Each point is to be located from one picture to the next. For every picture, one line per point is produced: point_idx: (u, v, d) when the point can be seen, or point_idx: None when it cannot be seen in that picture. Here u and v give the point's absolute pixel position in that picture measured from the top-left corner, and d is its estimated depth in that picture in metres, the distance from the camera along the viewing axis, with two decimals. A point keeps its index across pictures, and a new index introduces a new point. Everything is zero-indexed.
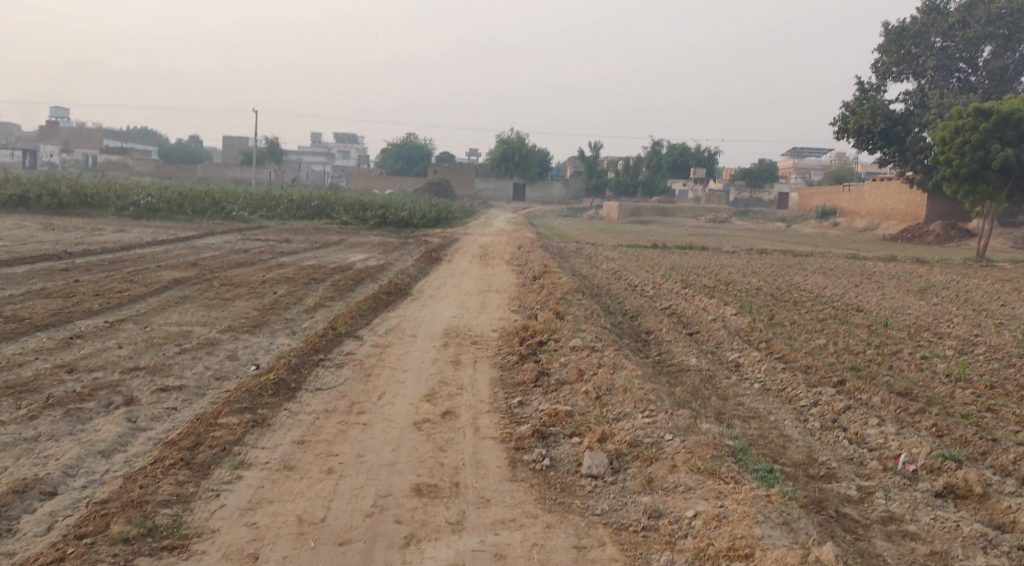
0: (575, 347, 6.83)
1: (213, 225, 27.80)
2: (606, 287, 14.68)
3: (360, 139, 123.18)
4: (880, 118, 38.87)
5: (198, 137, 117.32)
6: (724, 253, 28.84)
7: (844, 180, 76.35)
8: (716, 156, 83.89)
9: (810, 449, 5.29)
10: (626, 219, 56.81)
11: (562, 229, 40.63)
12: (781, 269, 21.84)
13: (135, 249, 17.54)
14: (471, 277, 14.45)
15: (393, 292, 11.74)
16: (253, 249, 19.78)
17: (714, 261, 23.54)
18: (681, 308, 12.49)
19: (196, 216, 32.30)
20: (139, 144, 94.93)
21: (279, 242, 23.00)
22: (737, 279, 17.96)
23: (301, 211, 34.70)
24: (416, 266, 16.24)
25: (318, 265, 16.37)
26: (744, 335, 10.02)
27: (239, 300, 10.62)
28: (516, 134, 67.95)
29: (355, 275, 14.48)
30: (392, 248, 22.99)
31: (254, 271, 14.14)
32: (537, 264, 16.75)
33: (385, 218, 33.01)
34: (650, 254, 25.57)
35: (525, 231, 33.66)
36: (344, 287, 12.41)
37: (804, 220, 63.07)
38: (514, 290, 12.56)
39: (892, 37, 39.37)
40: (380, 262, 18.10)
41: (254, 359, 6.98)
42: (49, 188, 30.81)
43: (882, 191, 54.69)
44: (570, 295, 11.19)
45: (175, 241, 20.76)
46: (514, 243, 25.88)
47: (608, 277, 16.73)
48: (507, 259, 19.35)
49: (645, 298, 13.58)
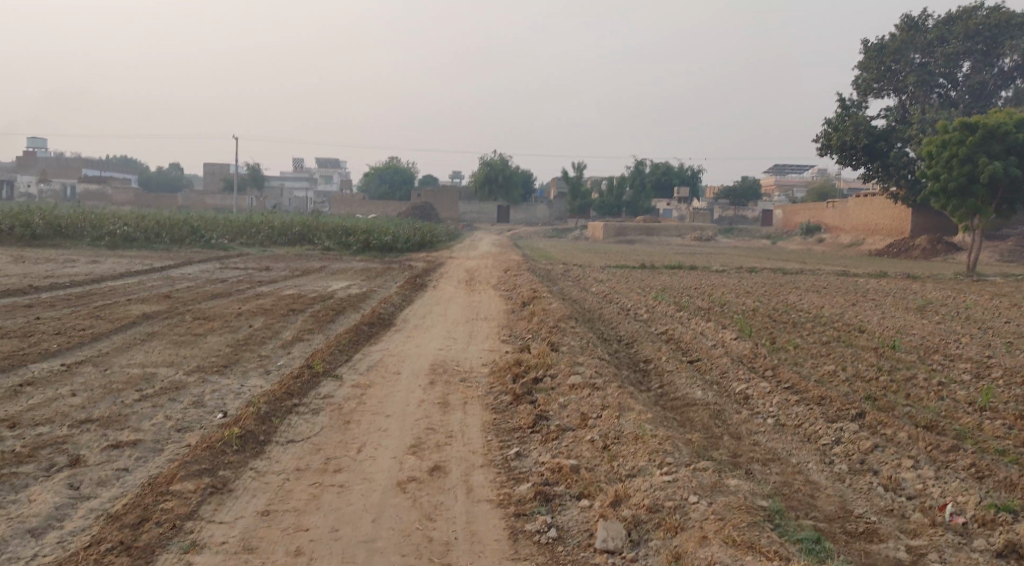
0: (575, 385, 6.25)
1: (191, 254, 27.13)
2: (598, 313, 14.15)
3: (342, 164, 122.69)
4: (863, 134, 38.78)
5: (178, 165, 116.50)
6: (713, 272, 28.41)
7: (827, 196, 76.50)
8: (699, 175, 84.02)
9: (844, 500, 4.75)
10: (612, 239, 56.49)
11: (548, 251, 40.19)
12: (774, 288, 21.39)
13: (107, 281, 16.86)
14: (458, 304, 13.88)
15: (376, 323, 11.13)
16: (231, 278, 19.13)
17: (705, 281, 23.10)
18: (678, 334, 11.93)
19: (175, 244, 31.59)
20: (118, 173, 93.95)
21: (259, 271, 22.37)
22: (731, 300, 17.49)
23: (282, 237, 34.05)
24: (400, 293, 15.67)
25: (298, 294, 15.75)
26: (748, 363, 9.46)
27: (211, 335, 9.97)
28: (500, 156, 67.73)
29: (337, 305, 13.87)
30: (376, 274, 22.40)
31: (229, 302, 13.51)
32: (525, 289, 16.20)
33: (368, 243, 32.41)
34: (639, 275, 25.09)
35: (511, 254, 33.18)
36: (325, 318, 11.79)
37: (790, 236, 63.00)
38: (504, 318, 11.98)
39: (872, 54, 39.42)
40: (363, 289, 17.51)
41: (222, 406, 6.34)
42: (21, 219, 30.04)
43: (866, 207, 54.71)
44: (562, 323, 10.61)
45: (150, 271, 20.08)
46: (500, 266, 25.36)
47: (599, 301, 16.22)
48: (494, 283, 18.79)
49: (639, 324, 13.05)
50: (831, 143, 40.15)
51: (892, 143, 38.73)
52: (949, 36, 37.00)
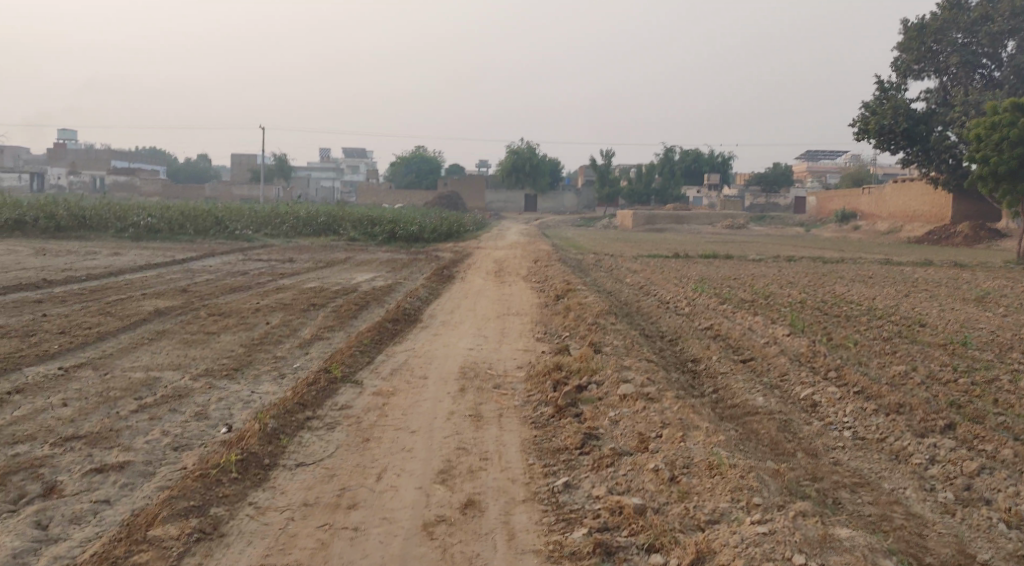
0: (625, 394, 5.49)
1: (214, 245, 26.70)
2: (636, 306, 13.34)
3: (368, 153, 122.31)
4: (902, 117, 37.35)
5: (206, 156, 116.94)
6: (749, 261, 27.43)
7: (862, 182, 74.65)
8: (730, 162, 82.43)
9: (959, 542, 3.99)
10: (641, 228, 55.44)
11: (577, 240, 39.35)
12: (818, 278, 20.42)
13: (125, 275, 16.34)
14: (488, 298, 13.14)
15: (402, 319, 10.44)
16: (253, 271, 18.56)
17: (743, 271, 22.19)
18: (724, 329, 11.09)
19: (199, 235, 31.19)
20: (146, 165, 94.36)
21: (282, 262, 21.82)
22: (775, 291, 16.56)
23: (308, 226, 33.55)
24: (426, 286, 14.99)
25: (321, 287, 15.12)
26: (808, 362, 8.61)
27: (225, 333, 9.32)
28: (527, 144, 66.88)
29: (361, 299, 13.20)
30: (402, 266, 21.74)
31: (248, 296, 12.89)
32: (557, 281, 15.43)
33: (394, 233, 31.80)
34: (674, 264, 24.22)
35: (540, 243, 32.42)
36: (348, 315, 11.12)
37: (824, 224, 61.48)
38: (537, 314, 11.24)
39: (912, 34, 37.94)
40: (388, 281, 16.86)
41: (227, 419, 5.65)
42: (45, 211, 29.83)
43: (904, 193, 53.09)
44: (601, 319, 9.82)
45: (171, 264, 19.58)
46: (530, 256, 24.62)
47: (635, 294, 15.40)
48: (524, 275, 18.05)
49: (681, 318, 12.22)
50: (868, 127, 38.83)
51: (933, 126, 37.31)
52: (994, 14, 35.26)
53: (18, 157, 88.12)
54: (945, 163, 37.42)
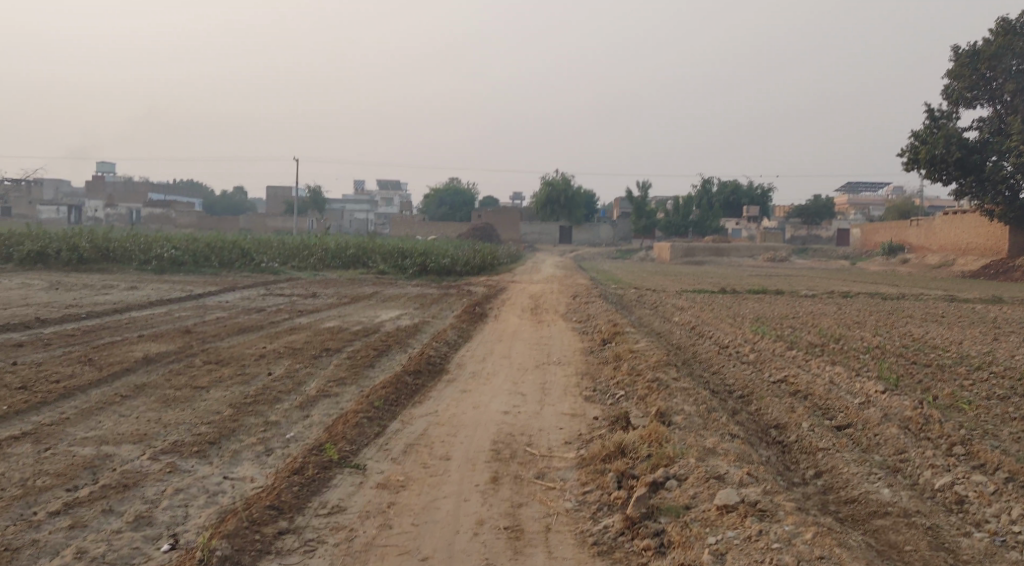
0: (725, 504, 4.09)
1: (237, 279, 25.60)
2: (692, 352, 11.71)
3: (403, 186, 121.79)
4: (955, 147, 35.19)
5: (242, 189, 117.47)
6: (802, 297, 25.61)
7: (909, 214, 72.12)
8: (769, 194, 80.32)
9: None
10: (679, 260, 53.70)
11: (615, 273, 37.75)
12: (885, 317, 18.57)
13: (131, 312, 15.11)
14: (525, 342, 11.60)
15: (426, 370, 8.96)
16: (271, 307, 17.27)
17: (801, 309, 20.41)
18: (802, 382, 9.41)
19: (224, 267, 30.18)
20: (182, 197, 94.80)
21: (304, 297, 20.59)
22: (843, 333, 14.81)
23: (337, 259, 32.44)
24: (456, 326, 13.56)
25: (341, 327, 13.72)
26: (920, 432, 6.94)
27: (215, 388, 7.89)
28: (562, 176, 65.64)
29: (382, 341, 11.76)
30: (430, 301, 20.35)
31: (255, 339, 11.51)
32: (602, 321, 13.86)
33: (425, 265, 30.49)
34: (723, 301, 22.53)
35: (576, 277, 30.90)
36: (363, 363, 9.65)
37: (870, 257, 59.12)
38: (582, 363, 9.69)
39: (963, 61, 36.00)
40: (414, 320, 15.44)
41: (176, 526, 4.19)
42: (67, 243, 29.06)
43: (955, 225, 50.67)
44: (660, 372, 8.22)
45: (186, 299, 18.42)
46: (567, 292, 23.14)
47: (689, 336, 13.79)
48: (563, 313, 16.55)
49: (748, 367, 10.55)
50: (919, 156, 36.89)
51: (988, 155, 35.20)
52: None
53: (58, 190, 89.11)
54: (1001, 195, 35.31)
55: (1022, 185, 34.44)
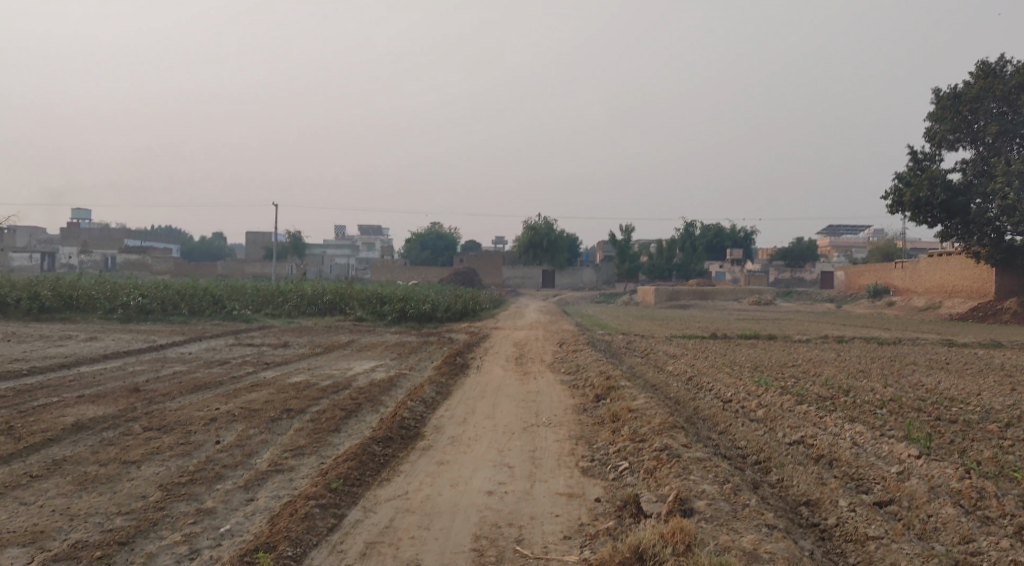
0: None
1: (206, 329, 24.36)
2: (694, 408, 10.65)
3: (384, 231, 120.71)
4: (940, 189, 34.52)
5: (221, 234, 116.06)
6: (796, 342, 24.71)
7: (892, 256, 72.01)
8: (752, 237, 80.11)
9: None
10: (664, 304, 52.86)
11: (601, 318, 36.77)
12: (888, 364, 17.62)
13: (81, 367, 13.90)
14: (510, 399, 10.48)
15: (400, 437, 7.84)
16: (236, 359, 16.08)
17: (798, 355, 19.48)
18: (822, 445, 8.38)
19: (194, 315, 28.91)
20: (160, 243, 93.37)
21: (274, 347, 19.38)
22: (851, 383, 13.82)
23: (313, 305, 31.23)
24: (434, 380, 12.45)
25: (310, 382, 12.56)
26: (977, 509, 5.92)
27: (147, 462, 6.73)
28: (545, 220, 64.88)
29: (353, 400, 10.62)
30: (408, 351, 19.23)
31: (210, 398, 10.34)
32: (594, 373, 12.80)
33: (404, 312, 29.34)
34: (716, 347, 21.55)
35: (562, 322, 29.90)
36: (328, 427, 8.51)
37: (855, 300, 58.60)
38: (576, 426, 8.58)
39: (945, 104, 35.61)
40: (390, 372, 14.33)
41: None
42: (28, 291, 27.74)
43: (941, 267, 50.25)
44: (668, 437, 7.16)
45: (146, 351, 17.18)
46: (553, 339, 22.11)
47: (688, 388, 12.74)
48: (551, 363, 15.51)
49: (758, 427, 9.48)
50: (904, 199, 36.32)
51: (972, 197, 34.59)
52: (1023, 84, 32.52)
53: (33, 236, 87.51)
54: (987, 237, 34.69)
55: (1008, 228, 33.88)
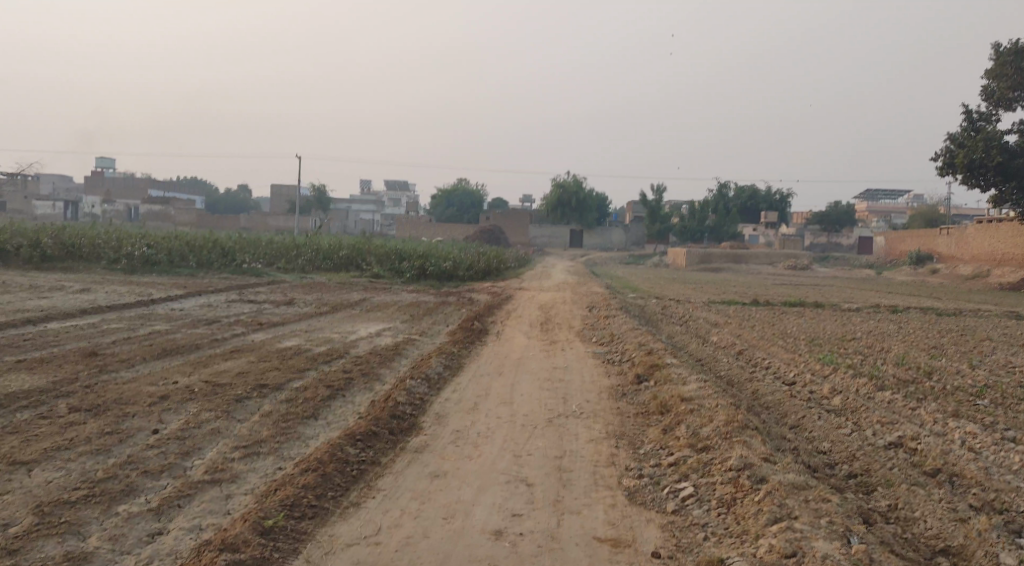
0: None
1: (210, 283, 22.82)
2: (754, 394, 8.77)
3: (411, 186, 118.75)
4: (996, 150, 30.94)
5: (246, 188, 114.90)
6: (845, 311, 22.70)
7: (936, 222, 68.72)
8: (789, 199, 77.12)
9: None
10: (695, 267, 50.69)
11: (631, 281, 34.89)
12: (960, 340, 15.56)
13: (49, 323, 12.30)
14: (532, 378, 8.69)
15: (389, 432, 6.09)
16: (228, 318, 14.44)
17: (854, 326, 17.50)
18: (930, 451, 6.50)
19: (202, 268, 27.42)
20: (184, 194, 92.28)
21: (277, 305, 17.75)
22: (929, 363, 11.87)
23: (327, 260, 29.58)
24: (446, 349, 10.69)
25: (301, 349, 10.83)
26: None
27: (42, 465, 5.02)
28: (574, 178, 62.55)
29: (347, 374, 8.86)
30: (423, 312, 17.48)
31: (174, 368, 8.65)
32: (633, 346, 10.95)
33: (423, 269, 27.61)
34: (760, 316, 19.55)
35: (591, 284, 28.06)
36: (301, 415, 6.76)
37: (896, 266, 55.95)
38: (614, 421, 6.78)
39: (1006, 59, 31.67)
40: (398, 338, 12.61)
41: None
42: (30, 238, 26.33)
43: (990, 234, 47.42)
44: (742, 449, 5.33)
45: (135, 307, 15.59)
46: (581, 302, 20.32)
47: (741, 366, 10.84)
48: (581, 331, 13.70)
49: (837, 421, 7.60)
50: (956, 160, 32.74)
51: None
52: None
53: (58, 185, 86.79)
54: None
55: None
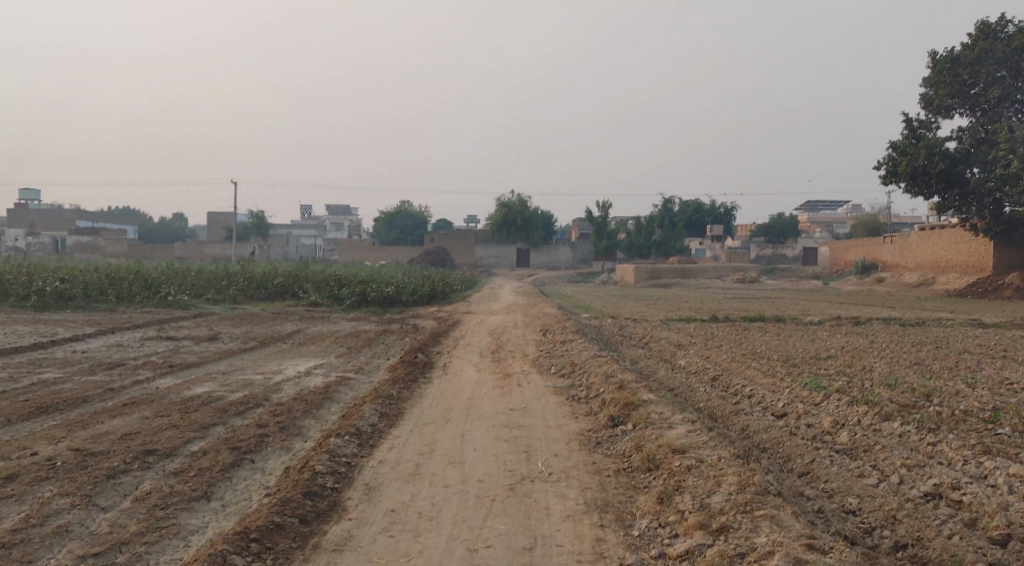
0: None
1: (129, 319, 20.85)
2: (748, 435, 7.49)
3: (353, 211, 116.59)
4: (938, 157, 29.30)
5: (182, 216, 111.19)
6: (807, 325, 21.85)
7: (878, 232, 69.34)
8: (733, 213, 77.30)
9: None
10: (644, 283, 49.87)
11: (581, 300, 33.69)
12: (938, 353, 14.63)
13: None
14: (487, 426, 7.27)
15: (298, 524, 4.64)
16: (137, 359, 12.66)
17: (824, 342, 16.52)
18: (983, 505, 5.30)
19: (123, 302, 25.31)
20: (115, 224, 88.44)
21: (199, 341, 15.96)
22: (921, 383, 10.83)
23: (262, 289, 27.73)
24: (384, 390, 9.20)
25: (213, 395, 9.22)
26: None
27: None
28: (518, 197, 61.53)
29: (261, 430, 7.29)
30: (362, 343, 15.90)
31: (43, 432, 6.99)
32: (599, 378, 9.61)
33: (365, 295, 25.96)
34: (724, 333, 18.44)
35: (542, 304, 26.76)
36: (188, 495, 5.23)
37: (841, 276, 56.06)
38: (595, 486, 5.43)
39: (942, 66, 30.25)
40: (332, 376, 11.07)
41: None
42: None
43: (932, 241, 47.64)
44: (774, 533, 4.04)
45: (30, 350, 13.67)
46: (535, 326, 19.03)
47: (722, 396, 9.57)
48: (538, 360, 12.35)
49: (854, 466, 6.37)
50: (897, 170, 30.93)
51: (971, 167, 29.32)
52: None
53: None
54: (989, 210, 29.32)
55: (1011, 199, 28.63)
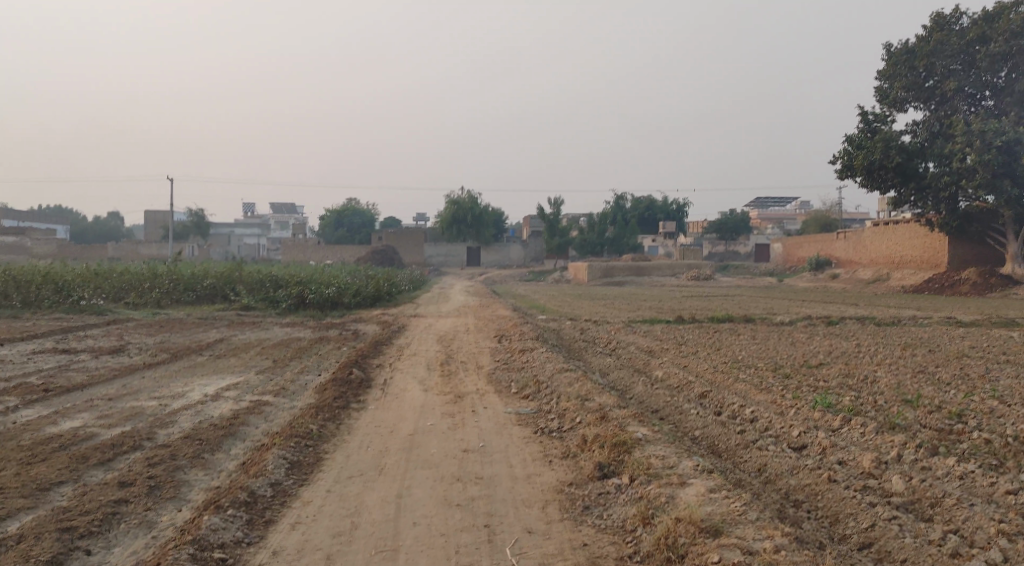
0: None
1: (29, 327, 18.41)
2: (774, 485, 5.76)
3: (299, 209, 113.18)
4: (894, 151, 27.91)
5: (118, 214, 106.67)
6: (778, 325, 20.42)
7: (829, 228, 69.01)
8: (685, 209, 76.41)
9: None
10: (598, 281, 48.37)
11: (535, 299, 31.91)
12: (934, 358, 13.14)
13: None
14: (434, 479, 5.43)
15: None
16: (7, 382, 10.42)
17: (806, 347, 15.03)
18: None
19: (29, 308, 22.70)
20: (45, 224, 83.85)
21: (100, 354, 13.69)
22: (943, 397, 9.27)
23: (189, 291, 25.43)
24: (302, 421, 7.27)
25: (81, 434, 7.19)
26: None
27: None
28: (468, 193, 59.57)
29: (124, 490, 5.35)
30: (293, 354, 13.87)
31: None
32: (570, 401, 7.82)
33: (303, 297, 23.72)
34: (695, 337, 16.79)
35: (494, 306, 24.97)
36: None
37: (795, 273, 55.33)
38: None
39: (897, 59, 28.91)
40: (244, 400, 9.08)
41: None
42: None
43: (887, 236, 47.01)
44: None
45: None
46: (488, 330, 17.22)
47: (718, 421, 7.84)
48: (494, 374, 10.51)
49: (934, 534, 4.69)
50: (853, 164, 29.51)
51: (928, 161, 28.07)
52: (994, 16, 26.31)
53: None
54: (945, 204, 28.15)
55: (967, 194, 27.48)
